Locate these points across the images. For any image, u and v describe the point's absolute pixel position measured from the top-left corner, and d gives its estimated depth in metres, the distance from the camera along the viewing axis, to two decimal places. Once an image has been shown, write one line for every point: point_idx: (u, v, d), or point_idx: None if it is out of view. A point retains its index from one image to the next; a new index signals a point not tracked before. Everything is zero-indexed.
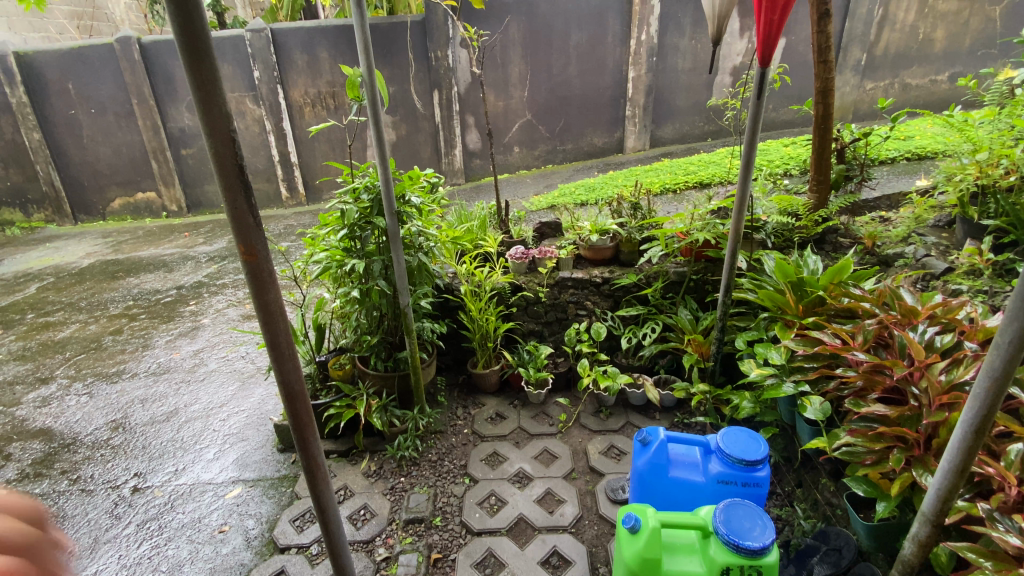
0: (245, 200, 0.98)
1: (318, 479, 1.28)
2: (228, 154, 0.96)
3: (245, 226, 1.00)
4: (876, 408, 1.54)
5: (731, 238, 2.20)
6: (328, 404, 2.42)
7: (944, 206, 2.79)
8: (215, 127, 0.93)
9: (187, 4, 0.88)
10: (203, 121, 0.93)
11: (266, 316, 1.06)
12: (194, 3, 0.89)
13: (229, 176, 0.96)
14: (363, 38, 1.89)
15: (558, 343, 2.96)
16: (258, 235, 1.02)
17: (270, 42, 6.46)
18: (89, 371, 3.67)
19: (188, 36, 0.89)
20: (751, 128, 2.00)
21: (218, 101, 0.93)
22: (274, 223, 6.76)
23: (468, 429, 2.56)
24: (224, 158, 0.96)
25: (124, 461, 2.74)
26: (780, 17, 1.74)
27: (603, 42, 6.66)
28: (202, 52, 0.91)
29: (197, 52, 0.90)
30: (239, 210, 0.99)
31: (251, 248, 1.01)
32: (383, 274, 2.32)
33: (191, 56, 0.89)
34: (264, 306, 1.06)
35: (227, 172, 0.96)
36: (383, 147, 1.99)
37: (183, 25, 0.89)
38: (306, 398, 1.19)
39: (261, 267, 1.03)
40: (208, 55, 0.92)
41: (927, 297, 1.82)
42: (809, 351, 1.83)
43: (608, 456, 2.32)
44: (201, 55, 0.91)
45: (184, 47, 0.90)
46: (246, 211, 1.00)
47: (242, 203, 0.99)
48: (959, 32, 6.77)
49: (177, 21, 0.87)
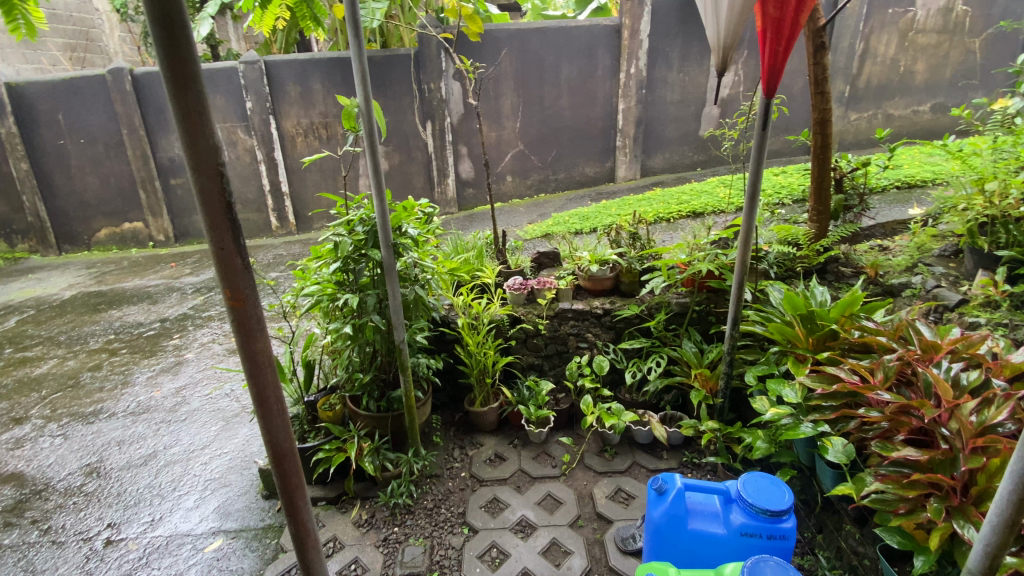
0: (232, 240, 0.90)
1: (307, 547, 1.18)
2: (216, 192, 0.89)
3: (233, 269, 0.91)
4: (908, 453, 1.45)
5: (739, 269, 2.13)
6: (317, 447, 2.29)
7: (947, 235, 2.77)
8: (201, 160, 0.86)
9: (174, 29, 0.81)
10: (189, 153, 0.86)
11: (253, 367, 0.97)
12: (184, 27, 0.82)
13: (216, 215, 0.89)
14: (361, 70, 1.84)
15: (558, 377, 2.84)
16: (246, 278, 0.93)
17: (264, 74, 6.47)
18: (65, 411, 3.47)
19: (177, 62, 0.82)
20: (755, 159, 1.96)
21: (205, 132, 0.85)
22: (263, 253, 6.66)
23: (465, 472, 2.43)
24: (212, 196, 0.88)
25: (97, 511, 2.55)
26: (784, 49, 1.71)
27: (594, 76, 6.78)
28: (190, 81, 0.83)
29: (185, 80, 0.83)
30: (227, 252, 0.90)
31: (238, 293, 0.92)
32: (377, 308, 2.20)
33: (178, 85, 0.82)
34: (252, 356, 0.96)
35: (215, 209, 0.88)
36: (380, 175, 1.92)
37: (170, 53, 0.81)
38: (296, 454, 1.10)
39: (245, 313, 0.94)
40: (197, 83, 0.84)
41: (946, 330, 1.75)
42: (828, 389, 1.74)
43: (616, 500, 2.19)
44: (190, 83, 0.83)
45: (170, 74, 0.82)
46: (234, 252, 0.91)
47: (230, 243, 0.90)
48: (937, 66, 6.99)
49: (163, 45, 0.80)
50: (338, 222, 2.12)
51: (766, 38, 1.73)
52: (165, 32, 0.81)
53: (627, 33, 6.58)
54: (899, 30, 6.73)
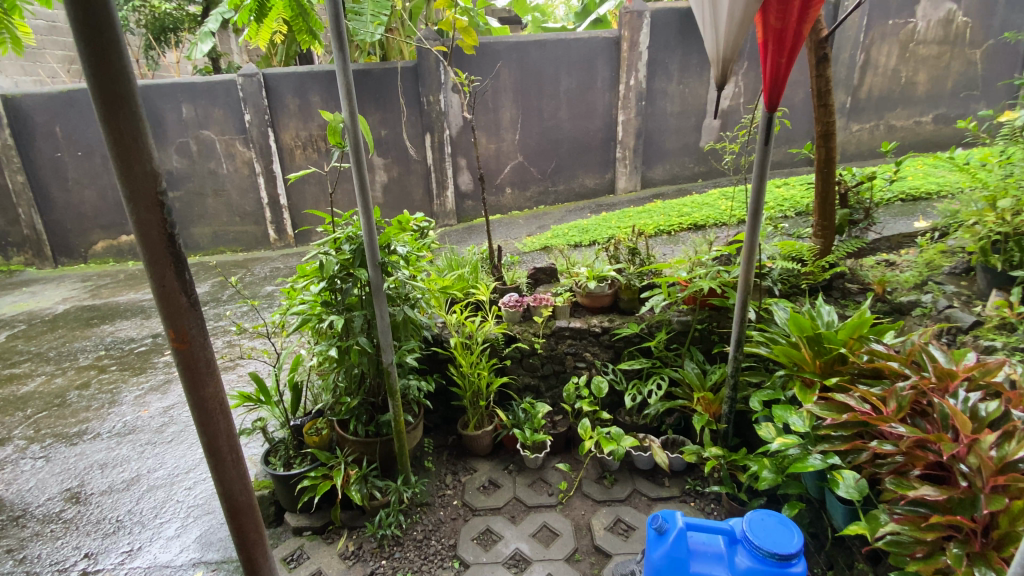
0: (174, 274, 1.06)
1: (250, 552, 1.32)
2: (156, 219, 1.03)
3: (177, 305, 1.07)
4: (925, 491, 1.35)
5: (742, 289, 2.04)
6: (302, 474, 2.19)
7: (957, 251, 2.68)
8: (137, 191, 1.00)
9: (116, 86, 0.96)
10: (128, 189, 1.00)
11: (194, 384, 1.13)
12: (127, 81, 0.97)
13: (157, 250, 1.04)
14: (347, 85, 1.77)
15: (555, 399, 2.74)
16: (190, 313, 1.09)
17: (262, 87, 6.44)
18: (48, 432, 3.37)
19: (110, 97, 0.96)
20: (757, 174, 1.88)
21: (144, 171, 1.00)
22: (260, 266, 6.60)
23: (458, 501, 2.33)
24: (151, 223, 1.03)
25: (75, 540, 2.45)
26: (787, 61, 1.64)
27: (593, 87, 6.75)
28: (129, 126, 0.98)
29: (125, 126, 0.97)
30: (169, 287, 1.06)
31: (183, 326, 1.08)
32: (365, 330, 2.11)
33: (118, 132, 0.96)
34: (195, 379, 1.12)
35: (154, 241, 1.03)
36: (366, 191, 1.85)
37: (112, 104, 0.96)
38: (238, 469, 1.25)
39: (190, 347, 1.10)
40: (130, 111, 0.97)
41: (960, 355, 1.66)
42: (838, 419, 1.64)
43: (614, 532, 2.09)
44: (130, 130, 0.98)
45: (109, 124, 0.96)
46: (177, 288, 1.07)
47: (171, 275, 1.06)
48: (939, 77, 6.94)
49: (104, 97, 0.95)
50: (323, 241, 2.05)
51: (768, 49, 1.65)
52: (105, 85, 0.95)
53: (626, 45, 6.56)
54: (899, 41, 6.70)
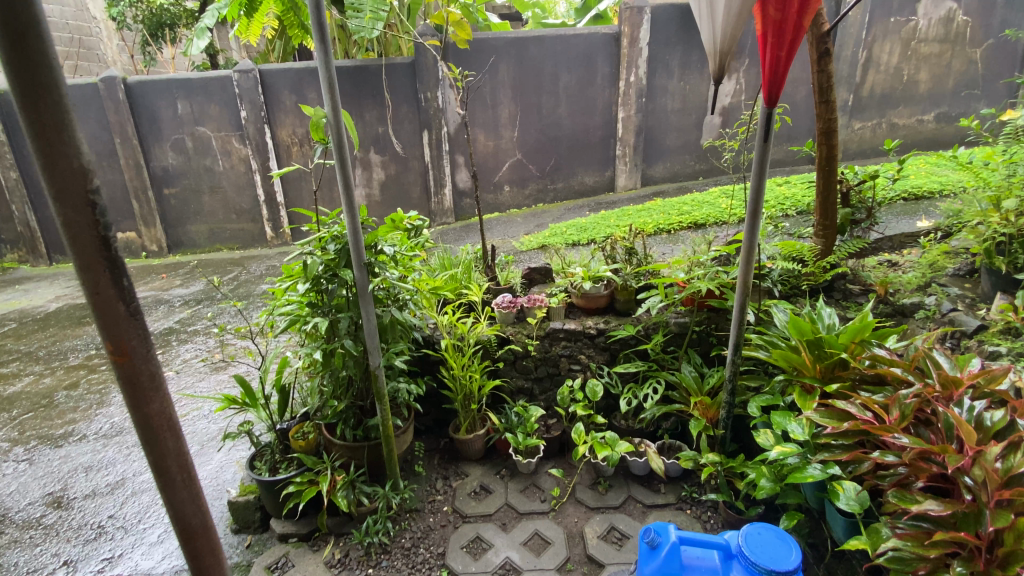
0: (109, 282, 0.94)
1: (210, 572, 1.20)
2: (94, 239, 0.93)
3: (114, 317, 0.96)
4: (928, 506, 1.28)
5: (740, 291, 1.97)
6: (288, 479, 2.13)
7: (962, 253, 2.61)
8: (63, 189, 0.88)
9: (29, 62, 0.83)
10: (51, 184, 0.88)
11: (137, 403, 1.02)
12: (44, 60, 0.85)
13: (89, 256, 0.92)
14: (329, 80, 1.71)
15: (549, 402, 2.68)
16: (130, 328, 0.98)
17: (258, 83, 6.37)
18: (34, 433, 3.32)
19: (25, 76, 0.84)
20: (756, 173, 1.82)
21: (67, 161, 0.88)
22: (256, 264, 6.54)
23: (448, 507, 2.27)
24: (87, 244, 0.92)
25: (55, 546, 2.40)
26: (787, 54, 1.57)
27: (592, 84, 6.67)
28: (51, 107, 0.86)
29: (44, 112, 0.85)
30: (104, 298, 0.95)
31: (121, 346, 0.97)
32: (351, 333, 2.05)
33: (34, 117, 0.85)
34: (138, 398, 1.02)
35: (84, 246, 0.91)
36: (350, 188, 1.78)
37: (28, 87, 0.84)
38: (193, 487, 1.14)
39: (131, 361, 0.99)
40: (51, 94, 0.85)
41: (965, 361, 1.60)
42: (839, 427, 1.57)
43: (608, 541, 2.03)
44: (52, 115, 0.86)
45: (25, 103, 0.84)
46: (114, 299, 0.96)
47: (107, 282, 0.94)
48: (943, 75, 6.86)
49: (20, 82, 0.83)
50: (307, 241, 1.98)
51: (767, 42, 1.59)
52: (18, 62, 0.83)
53: (625, 41, 6.48)
54: (902, 38, 6.62)
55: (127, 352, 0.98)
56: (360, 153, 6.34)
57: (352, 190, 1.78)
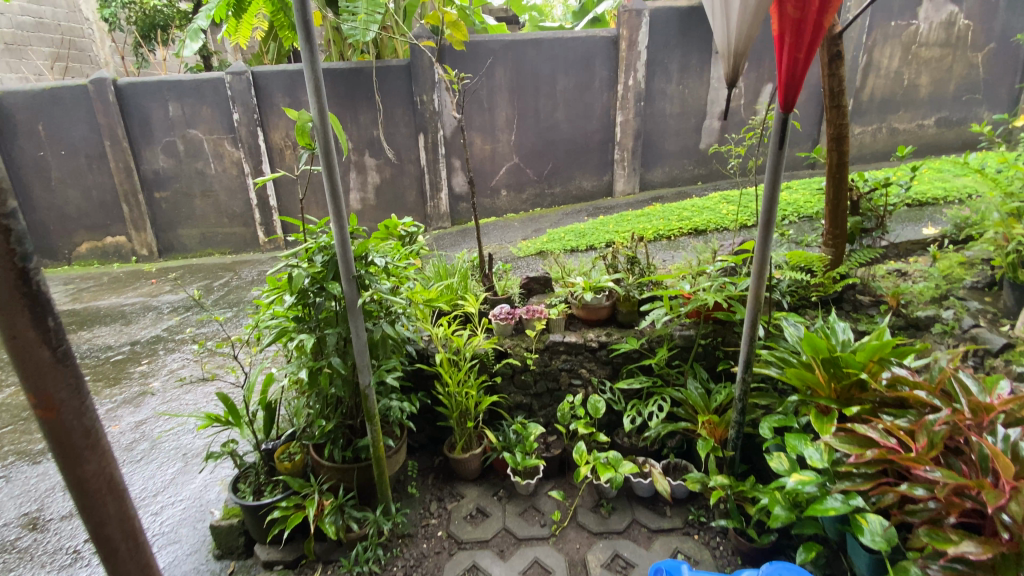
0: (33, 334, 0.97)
1: None
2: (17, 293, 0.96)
3: (39, 368, 0.99)
4: (966, 548, 1.19)
5: (752, 306, 1.87)
6: (273, 504, 2.01)
7: (978, 263, 2.53)
8: None
9: None
10: None
11: (65, 449, 1.05)
12: None
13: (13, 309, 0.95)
14: (315, 82, 1.60)
15: (549, 418, 2.57)
16: (55, 379, 1.01)
17: (250, 85, 6.26)
18: (12, 449, 3.18)
19: None
20: (770, 183, 1.71)
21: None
22: (248, 270, 6.42)
23: (442, 531, 2.15)
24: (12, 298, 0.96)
25: (27, 573, 2.26)
26: (805, 57, 1.46)
27: (590, 88, 6.59)
28: None
29: None
30: (28, 349, 0.97)
31: (46, 397, 1.00)
32: (339, 349, 1.93)
33: None
34: (68, 445, 1.05)
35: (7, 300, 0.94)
36: (338, 196, 1.68)
37: None
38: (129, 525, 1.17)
39: (61, 416, 1.02)
40: None
41: (993, 384, 1.50)
42: (862, 456, 1.47)
43: (612, 570, 1.92)
44: None
45: None
46: (39, 349, 0.99)
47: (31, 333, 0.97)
48: (943, 79, 6.81)
49: None
50: (293, 252, 1.86)
51: (784, 42, 1.48)
52: None
53: (624, 44, 6.40)
54: (903, 42, 6.58)
55: (56, 407, 1.01)
56: (354, 157, 6.23)
57: (341, 199, 1.68)
